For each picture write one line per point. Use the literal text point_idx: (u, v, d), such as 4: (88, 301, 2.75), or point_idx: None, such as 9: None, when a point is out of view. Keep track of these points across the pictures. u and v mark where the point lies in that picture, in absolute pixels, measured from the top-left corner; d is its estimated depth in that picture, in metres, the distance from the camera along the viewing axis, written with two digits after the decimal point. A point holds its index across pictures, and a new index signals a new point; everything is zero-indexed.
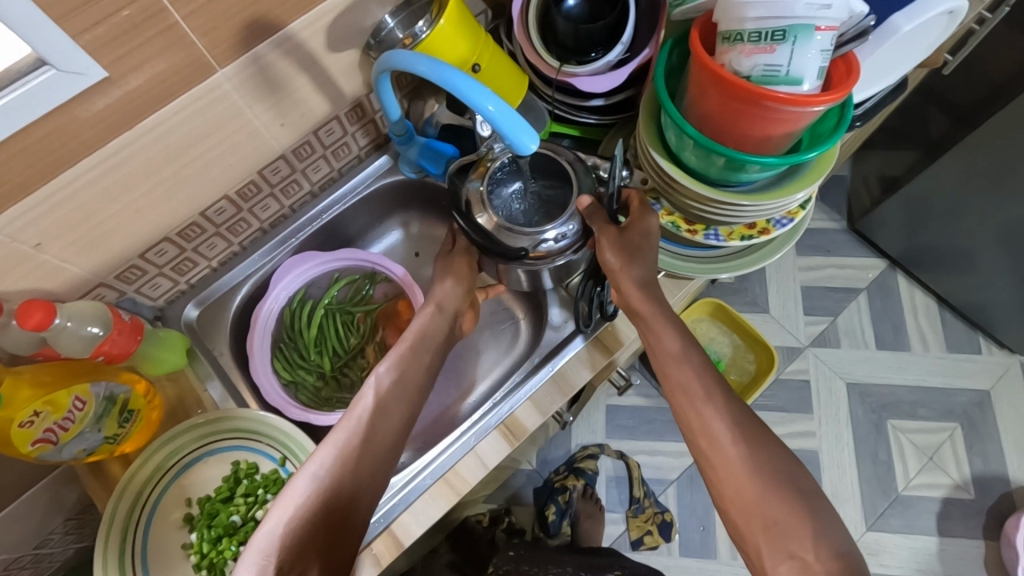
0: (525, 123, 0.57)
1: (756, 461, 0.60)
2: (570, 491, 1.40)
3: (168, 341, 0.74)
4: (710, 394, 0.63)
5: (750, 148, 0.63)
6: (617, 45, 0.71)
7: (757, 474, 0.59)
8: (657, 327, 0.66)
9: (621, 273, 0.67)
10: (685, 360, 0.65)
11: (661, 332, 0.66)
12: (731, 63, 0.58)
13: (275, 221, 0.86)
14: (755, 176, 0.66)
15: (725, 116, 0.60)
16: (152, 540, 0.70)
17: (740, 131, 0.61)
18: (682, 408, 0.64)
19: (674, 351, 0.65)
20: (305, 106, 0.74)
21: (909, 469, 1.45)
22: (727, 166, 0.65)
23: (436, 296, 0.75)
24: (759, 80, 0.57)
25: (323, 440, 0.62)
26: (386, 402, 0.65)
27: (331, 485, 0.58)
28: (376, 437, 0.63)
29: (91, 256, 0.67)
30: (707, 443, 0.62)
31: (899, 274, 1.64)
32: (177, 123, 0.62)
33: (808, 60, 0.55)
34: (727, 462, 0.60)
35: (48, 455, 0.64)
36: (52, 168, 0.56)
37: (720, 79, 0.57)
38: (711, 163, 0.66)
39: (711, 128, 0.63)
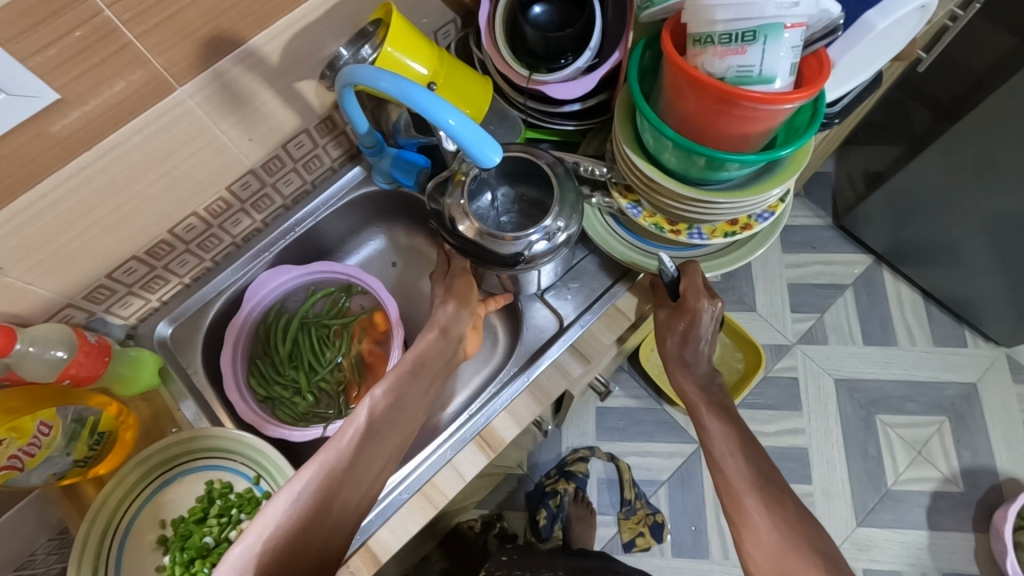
0: (488, 135, 0.57)
1: (772, 516, 0.64)
2: (561, 495, 1.40)
3: (139, 360, 0.73)
4: (732, 454, 0.69)
5: (727, 146, 0.62)
6: (587, 50, 0.70)
7: (773, 529, 0.63)
8: (688, 392, 0.75)
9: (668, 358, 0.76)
10: (719, 426, 0.71)
11: (689, 394, 0.75)
12: (703, 65, 0.58)
13: (248, 235, 0.86)
14: (733, 174, 0.66)
15: (702, 114, 0.60)
16: (125, 564, 0.69)
17: (717, 131, 0.61)
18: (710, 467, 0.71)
19: (698, 413, 0.73)
20: (272, 120, 0.73)
21: (898, 464, 1.46)
22: (708, 166, 0.64)
23: (439, 320, 0.74)
24: (734, 81, 0.57)
25: (311, 459, 0.62)
26: (378, 423, 0.66)
27: (315, 500, 0.59)
28: (362, 458, 0.63)
29: (57, 278, 0.66)
30: (735, 509, 0.67)
31: (885, 269, 1.64)
32: (139, 142, 0.62)
33: (781, 58, 0.55)
34: (751, 526, 0.65)
35: (15, 481, 0.62)
36: (10, 192, 0.55)
37: (694, 79, 0.57)
38: (690, 163, 0.65)
39: (689, 129, 0.63)
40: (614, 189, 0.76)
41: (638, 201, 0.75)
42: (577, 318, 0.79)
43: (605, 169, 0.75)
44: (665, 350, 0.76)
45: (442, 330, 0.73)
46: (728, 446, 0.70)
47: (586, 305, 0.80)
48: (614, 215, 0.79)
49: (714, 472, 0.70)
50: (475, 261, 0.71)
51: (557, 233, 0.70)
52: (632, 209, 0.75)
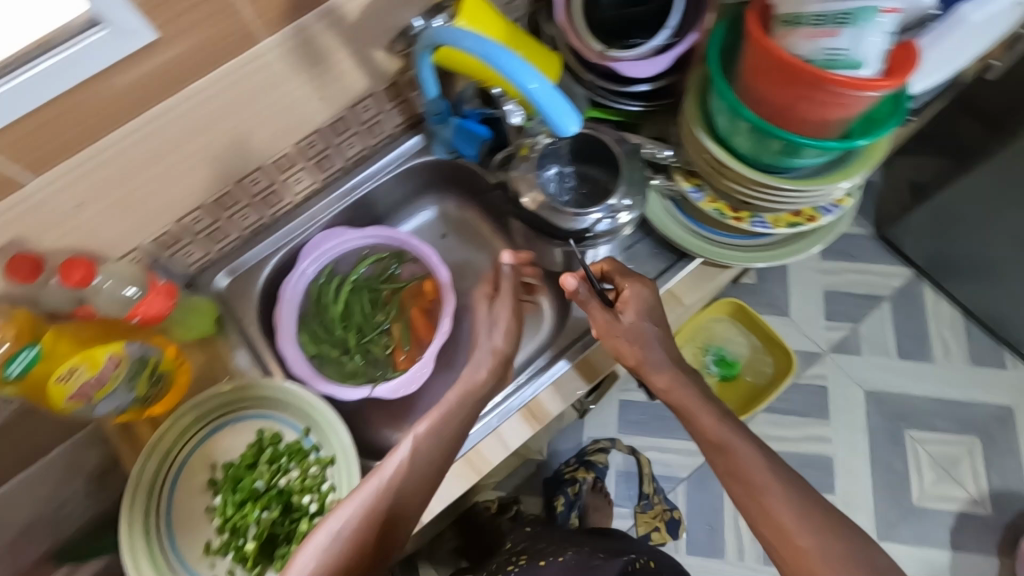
0: (567, 104, 0.58)
1: (832, 556, 0.55)
2: (580, 483, 1.41)
3: (201, 310, 0.77)
4: (770, 486, 0.59)
5: (806, 133, 0.62)
6: (665, 28, 0.71)
7: (838, 571, 0.54)
8: (692, 409, 0.66)
9: (642, 364, 0.68)
10: (745, 447, 0.62)
11: (695, 411, 0.66)
12: (790, 46, 0.57)
13: (307, 194, 0.87)
14: (807, 162, 0.65)
15: (784, 98, 0.60)
16: (178, 501, 0.71)
17: (797, 116, 0.61)
18: (740, 500, 0.61)
19: (715, 439, 0.64)
20: (344, 81, 0.74)
21: (924, 480, 1.43)
22: (783, 151, 0.64)
23: (489, 345, 0.72)
24: (822, 64, 0.56)
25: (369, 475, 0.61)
26: (435, 445, 0.63)
27: (373, 520, 0.58)
28: (416, 484, 0.61)
29: (130, 220, 0.68)
30: (782, 544, 0.57)
31: (926, 284, 1.60)
32: (219, 90, 0.63)
33: (869, 45, 0.54)
34: (809, 563, 0.55)
35: (82, 411, 0.65)
36: (100, 125, 0.57)
37: (782, 61, 0.57)
38: (766, 147, 0.64)
39: (769, 113, 0.62)
40: (676, 173, 0.76)
41: (699, 185, 0.75)
42: None
43: (669, 153, 0.76)
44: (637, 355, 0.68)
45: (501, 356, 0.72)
46: (763, 471, 0.61)
47: None
48: (674, 200, 0.79)
49: (749, 505, 0.60)
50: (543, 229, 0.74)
51: (621, 212, 0.70)
52: (694, 193, 0.75)
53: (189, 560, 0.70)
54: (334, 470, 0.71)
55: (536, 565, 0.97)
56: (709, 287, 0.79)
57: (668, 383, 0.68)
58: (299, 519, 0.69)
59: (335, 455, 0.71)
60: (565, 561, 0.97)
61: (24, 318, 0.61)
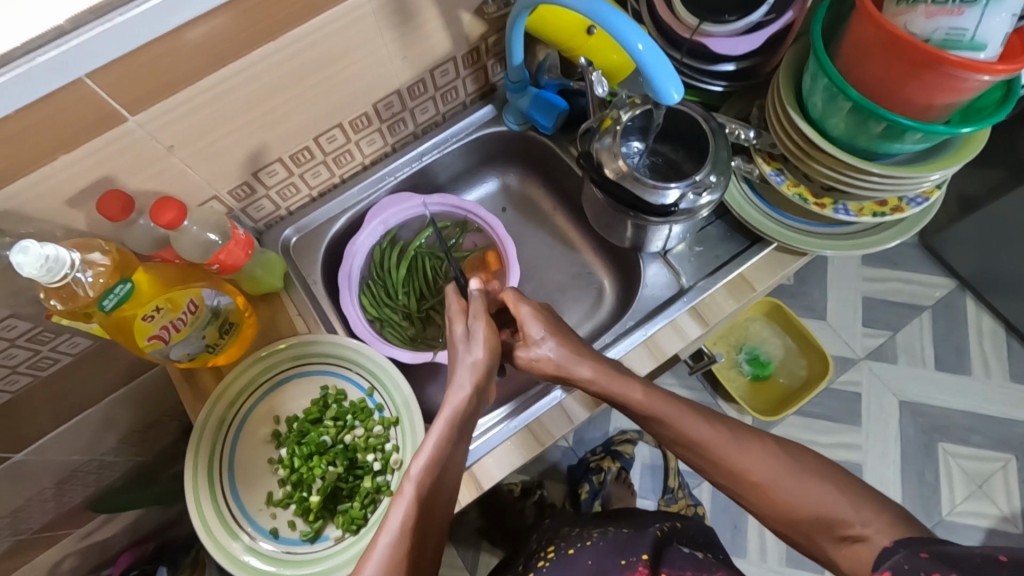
0: (671, 68, 0.56)
1: (782, 476, 0.59)
2: (604, 472, 1.38)
3: (272, 265, 0.76)
4: (709, 438, 0.62)
5: (911, 116, 0.60)
6: (762, 5, 0.69)
7: (789, 484, 0.59)
8: (623, 397, 0.64)
9: (564, 367, 0.64)
10: (714, 433, 0.62)
11: (628, 391, 0.64)
12: (906, 25, 0.56)
13: (376, 157, 0.87)
14: (906, 147, 0.64)
15: (893, 78, 0.58)
16: (241, 450, 0.72)
17: (904, 97, 0.59)
18: (688, 456, 0.64)
19: (645, 410, 0.64)
20: (428, 43, 0.73)
21: (955, 495, 1.41)
22: (884, 134, 0.62)
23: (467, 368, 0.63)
24: (939, 44, 0.55)
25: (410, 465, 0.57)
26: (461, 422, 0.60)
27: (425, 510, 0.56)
28: (450, 464, 0.59)
29: (213, 169, 0.68)
30: (774, 511, 0.60)
31: (969, 297, 1.58)
32: (314, 41, 0.63)
33: (997, 24, 0.52)
34: (803, 517, 0.58)
35: (158, 353, 0.66)
36: (200, 71, 0.57)
37: (898, 40, 0.55)
38: (866, 129, 0.63)
39: (874, 93, 0.61)
40: (756, 156, 0.75)
41: (781, 169, 0.74)
42: (696, 283, 0.77)
43: (753, 135, 0.73)
44: (596, 380, 0.64)
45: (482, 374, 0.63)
46: (736, 453, 0.61)
47: (707, 272, 0.78)
48: (750, 183, 0.78)
49: (737, 485, 0.62)
50: (619, 206, 0.71)
51: (706, 190, 0.68)
52: (775, 176, 0.73)
53: (250, 510, 0.70)
54: (398, 431, 0.71)
55: (564, 554, 0.79)
56: (781, 275, 0.77)
57: (595, 374, 0.64)
58: (363, 476, 0.71)
59: (399, 416, 0.71)
60: (595, 545, 0.79)
61: (118, 254, 0.61)
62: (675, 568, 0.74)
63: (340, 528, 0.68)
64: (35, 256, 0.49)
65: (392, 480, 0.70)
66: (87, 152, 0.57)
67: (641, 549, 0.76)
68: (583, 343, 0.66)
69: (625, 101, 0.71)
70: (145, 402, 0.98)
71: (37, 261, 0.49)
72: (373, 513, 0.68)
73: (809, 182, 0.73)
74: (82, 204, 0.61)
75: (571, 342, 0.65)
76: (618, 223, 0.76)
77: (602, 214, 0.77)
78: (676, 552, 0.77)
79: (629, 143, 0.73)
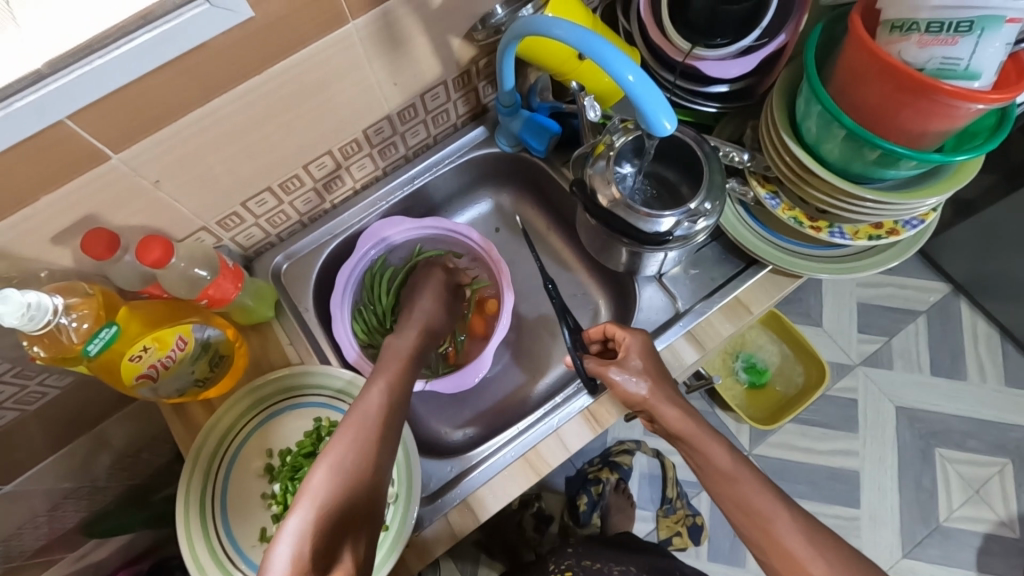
0: (663, 99, 0.55)
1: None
2: (603, 484, 1.37)
3: (262, 294, 0.76)
4: (776, 511, 0.60)
5: (904, 142, 0.60)
6: (755, 29, 0.69)
7: None
8: (705, 443, 0.64)
9: (653, 400, 0.66)
10: (790, 521, 0.59)
11: (708, 450, 0.64)
12: (901, 54, 0.55)
13: (367, 181, 0.86)
14: (901, 173, 0.63)
15: (886, 103, 0.58)
16: (233, 483, 0.71)
17: (897, 123, 0.58)
18: (745, 525, 0.61)
19: (728, 470, 0.63)
20: (418, 68, 0.72)
21: (952, 500, 1.41)
22: (878, 160, 0.61)
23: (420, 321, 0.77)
24: (933, 74, 0.54)
25: (336, 434, 0.59)
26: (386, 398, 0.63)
27: (357, 471, 0.56)
28: (385, 434, 0.60)
29: (200, 200, 0.67)
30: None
31: (963, 300, 1.58)
32: (301, 72, 0.62)
33: (991, 54, 0.52)
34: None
35: (146, 390, 0.65)
36: (186, 106, 0.56)
37: (891, 68, 0.55)
38: (859, 156, 0.62)
39: (867, 120, 0.60)
40: (750, 178, 0.74)
41: (775, 192, 0.73)
42: (693, 307, 0.77)
43: (747, 157, 0.72)
44: (681, 425, 0.65)
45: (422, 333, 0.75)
46: (805, 544, 0.58)
47: (703, 295, 0.77)
48: (745, 205, 0.77)
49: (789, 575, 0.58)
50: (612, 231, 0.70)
51: (700, 217, 0.67)
52: (770, 200, 0.73)
53: (243, 547, 0.68)
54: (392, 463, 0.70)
55: None
56: (777, 299, 0.76)
57: (680, 417, 0.65)
58: None
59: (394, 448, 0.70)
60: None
61: (103, 293, 0.60)
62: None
63: None
64: (17, 304, 0.48)
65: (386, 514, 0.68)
66: (70, 191, 0.56)
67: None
68: (670, 384, 0.68)
69: (619, 126, 0.70)
70: (135, 427, 0.97)
71: (19, 310, 0.48)
72: None
73: (803, 206, 0.72)
74: (67, 241, 0.60)
75: (663, 383, 0.67)
76: (612, 247, 0.75)
77: (596, 238, 0.76)
78: None
79: (622, 166, 0.72)
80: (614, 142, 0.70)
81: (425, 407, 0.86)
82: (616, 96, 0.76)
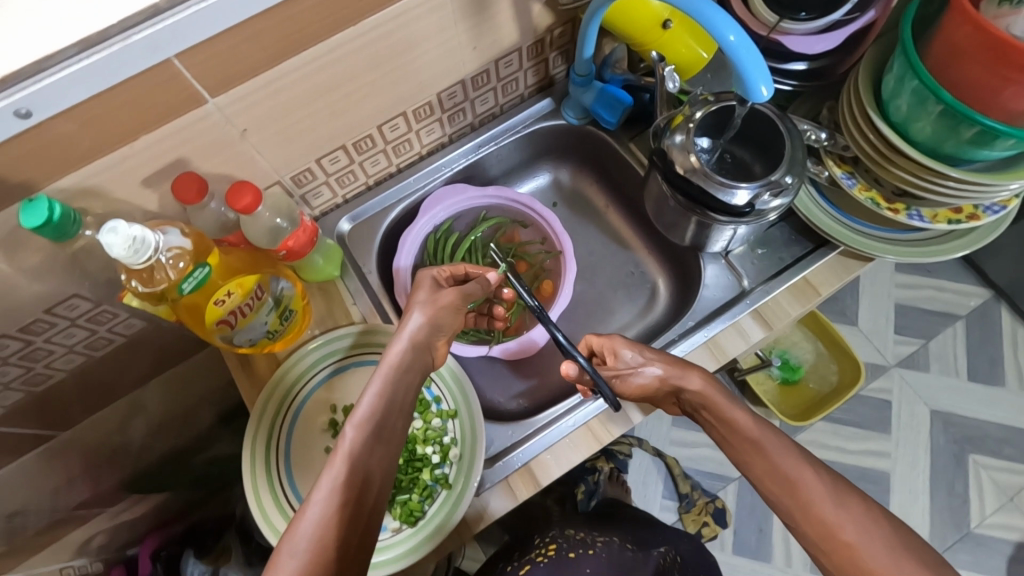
0: (763, 63, 0.54)
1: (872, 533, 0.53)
2: (599, 473, 1.24)
3: (332, 255, 0.76)
4: (801, 470, 0.57)
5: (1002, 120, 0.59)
6: (845, 5, 0.67)
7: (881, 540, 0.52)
8: (724, 406, 0.63)
9: (673, 377, 0.65)
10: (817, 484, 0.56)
11: (730, 420, 0.62)
12: (1011, 27, 0.54)
13: (432, 148, 0.86)
14: (994, 153, 0.62)
15: (988, 82, 0.56)
16: (297, 436, 0.72)
17: (996, 102, 0.57)
18: (771, 491, 0.58)
19: (752, 436, 0.60)
20: (497, 33, 0.72)
21: (985, 506, 1.39)
22: (973, 139, 0.60)
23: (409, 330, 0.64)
24: None
25: (312, 493, 0.52)
26: (361, 465, 0.54)
27: (327, 560, 0.48)
28: (367, 484, 0.54)
29: (280, 154, 0.68)
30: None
31: (1004, 306, 1.55)
32: (390, 29, 0.62)
33: None
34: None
35: (223, 337, 0.66)
36: (284, 53, 0.57)
37: (1001, 43, 0.54)
38: (953, 134, 0.61)
39: (965, 97, 0.59)
40: (826, 158, 0.73)
41: (852, 172, 0.72)
42: (759, 285, 0.76)
43: (825, 136, 0.71)
44: (703, 393, 0.65)
45: (420, 343, 0.64)
46: (832, 504, 0.55)
47: (770, 275, 0.77)
48: (817, 185, 0.76)
49: (816, 536, 0.55)
50: (685, 201, 0.70)
51: (780, 192, 0.66)
52: (846, 179, 0.72)
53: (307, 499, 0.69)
54: (456, 423, 0.71)
55: (565, 557, 0.83)
56: (845, 282, 0.75)
57: (704, 385, 0.65)
58: (420, 469, 0.69)
59: (458, 409, 0.71)
60: (599, 556, 0.84)
61: (196, 236, 0.61)
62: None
63: (398, 520, 0.67)
64: (125, 236, 0.50)
65: (449, 473, 0.68)
66: (164, 134, 0.56)
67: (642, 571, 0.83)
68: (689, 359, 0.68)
69: (699, 98, 0.70)
70: (185, 386, 0.98)
71: (126, 241, 0.51)
72: (431, 506, 0.67)
73: (881, 187, 0.71)
74: (156, 185, 0.60)
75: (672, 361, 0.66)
76: (680, 219, 0.74)
77: (665, 211, 0.76)
78: None
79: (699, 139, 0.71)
80: (692, 112, 0.69)
81: (479, 375, 0.87)
82: (697, 67, 0.73)
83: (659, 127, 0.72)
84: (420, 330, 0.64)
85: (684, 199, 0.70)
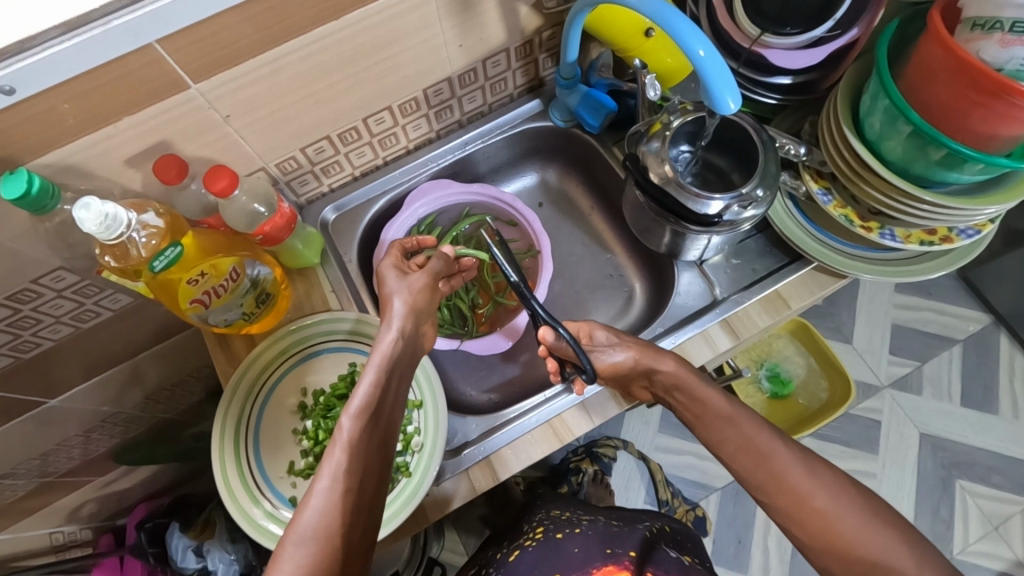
0: (730, 77, 0.55)
1: (840, 501, 0.56)
2: (582, 473, 1.26)
3: (312, 241, 0.78)
4: (774, 448, 0.60)
5: (971, 144, 0.59)
6: (828, 21, 0.68)
7: (847, 510, 0.55)
8: (697, 388, 0.64)
9: (643, 359, 0.66)
10: (777, 475, 0.58)
11: (705, 419, 0.64)
12: (980, 52, 0.54)
13: (419, 143, 0.87)
14: (963, 177, 0.62)
15: (957, 105, 0.57)
16: (266, 416, 0.74)
17: (964, 124, 0.57)
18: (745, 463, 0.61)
19: (725, 413, 0.63)
20: (484, 32, 0.73)
21: (969, 533, 1.38)
22: (941, 162, 0.61)
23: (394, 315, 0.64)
24: (1010, 75, 0.54)
25: (313, 485, 0.51)
26: (360, 455, 0.54)
27: (333, 550, 0.48)
28: (367, 471, 0.53)
29: (264, 141, 0.70)
30: (824, 542, 0.55)
31: (1003, 333, 1.53)
32: (373, 24, 0.63)
33: None
34: (860, 557, 0.53)
35: (198, 316, 0.68)
36: (266, 42, 0.58)
37: (968, 67, 0.54)
38: (921, 155, 0.62)
39: (934, 119, 0.59)
40: (804, 173, 0.74)
41: (828, 189, 0.73)
42: (730, 295, 0.77)
43: (804, 151, 0.71)
44: (674, 374, 0.66)
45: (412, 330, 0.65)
46: (805, 476, 0.58)
47: (742, 286, 0.77)
48: (794, 199, 0.77)
49: (786, 503, 0.57)
50: (657, 208, 0.71)
51: (751, 204, 0.67)
52: (822, 196, 0.72)
53: (272, 477, 0.71)
54: (420, 414, 0.72)
55: (553, 538, 0.79)
56: (816, 297, 0.75)
57: (676, 367, 0.66)
58: None
59: (424, 399, 0.73)
60: (585, 533, 0.79)
61: (171, 217, 0.64)
62: (662, 569, 0.71)
63: None
64: (96, 212, 0.53)
65: (411, 461, 0.70)
66: (149, 116, 0.58)
67: (630, 545, 0.74)
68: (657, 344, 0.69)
69: (677, 107, 0.70)
70: (172, 363, 1.00)
71: (98, 218, 0.54)
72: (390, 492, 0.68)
73: (856, 205, 0.71)
74: (139, 165, 0.63)
75: (639, 348, 0.67)
76: (655, 226, 0.75)
77: (641, 217, 0.77)
78: (662, 552, 0.76)
79: (677, 148, 0.72)
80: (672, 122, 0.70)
81: (454, 367, 0.88)
82: (680, 75, 0.75)
83: (637, 134, 0.72)
84: (407, 316, 0.64)
85: (655, 204, 0.71)
